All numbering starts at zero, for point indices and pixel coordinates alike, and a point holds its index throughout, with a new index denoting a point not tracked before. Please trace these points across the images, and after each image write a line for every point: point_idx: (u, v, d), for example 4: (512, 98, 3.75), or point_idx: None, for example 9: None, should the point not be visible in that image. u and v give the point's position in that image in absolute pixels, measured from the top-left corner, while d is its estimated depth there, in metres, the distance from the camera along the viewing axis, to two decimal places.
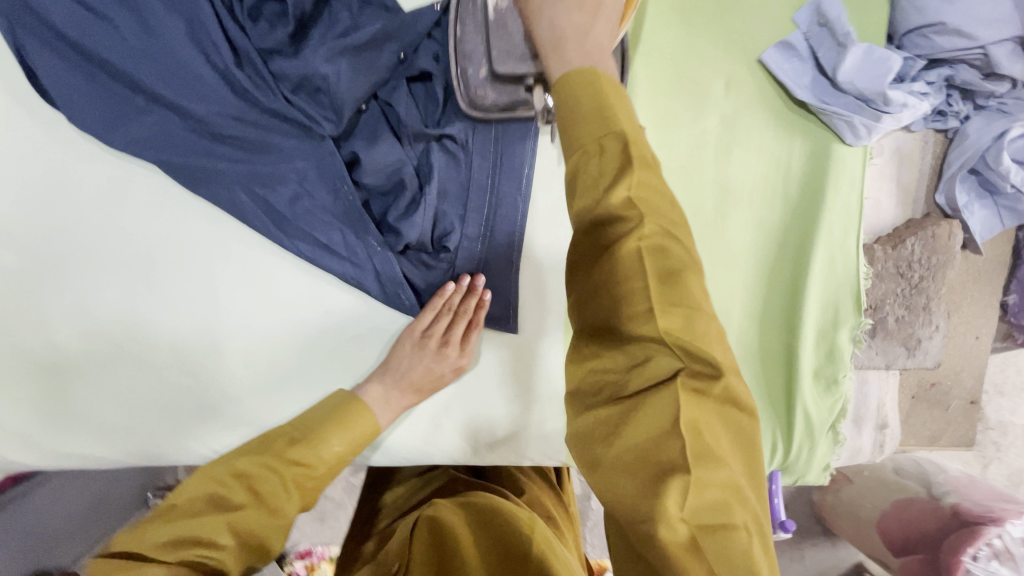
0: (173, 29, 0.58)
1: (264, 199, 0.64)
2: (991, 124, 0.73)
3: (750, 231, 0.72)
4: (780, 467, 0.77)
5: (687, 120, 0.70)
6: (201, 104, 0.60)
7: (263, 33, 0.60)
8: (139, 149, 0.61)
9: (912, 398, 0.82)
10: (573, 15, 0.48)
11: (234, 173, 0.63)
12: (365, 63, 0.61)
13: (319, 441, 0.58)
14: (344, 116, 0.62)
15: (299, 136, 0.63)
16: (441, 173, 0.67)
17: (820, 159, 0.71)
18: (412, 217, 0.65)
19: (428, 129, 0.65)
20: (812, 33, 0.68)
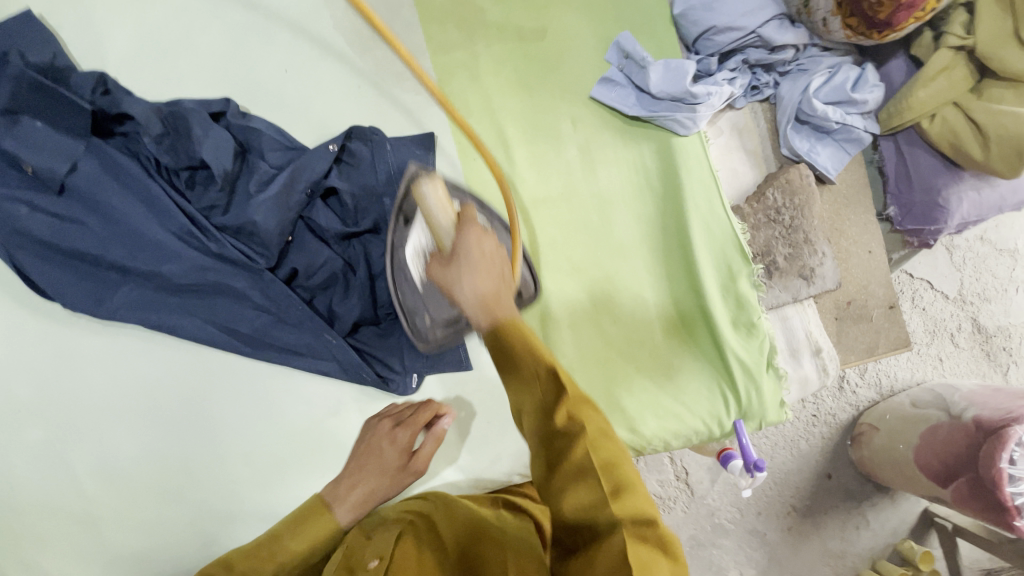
0: (129, 214, 0.73)
1: (230, 329, 0.76)
2: (797, 82, 0.87)
3: (633, 226, 0.86)
4: (739, 415, 0.85)
5: (552, 157, 0.86)
6: (162, 265, 0.74)
7: (202, 194, 0.75)
8: (122, 313, 0.74)
9: (836, 319, 0.91)
10: (480, 278, 0.50)
11: (203, 315, 0.76)
12: (283, 200, 0.75)
13: (276, 547, 0.62)
14: (273, 248, 0.75)
15: (247, 272, 0.75)
16: (369, 258, 0.80)
17: (667, 153, 0.85)
18: (352, 301, 0.78)
19: (348, 229, 0.78)
20: (623, 64, 0.84)
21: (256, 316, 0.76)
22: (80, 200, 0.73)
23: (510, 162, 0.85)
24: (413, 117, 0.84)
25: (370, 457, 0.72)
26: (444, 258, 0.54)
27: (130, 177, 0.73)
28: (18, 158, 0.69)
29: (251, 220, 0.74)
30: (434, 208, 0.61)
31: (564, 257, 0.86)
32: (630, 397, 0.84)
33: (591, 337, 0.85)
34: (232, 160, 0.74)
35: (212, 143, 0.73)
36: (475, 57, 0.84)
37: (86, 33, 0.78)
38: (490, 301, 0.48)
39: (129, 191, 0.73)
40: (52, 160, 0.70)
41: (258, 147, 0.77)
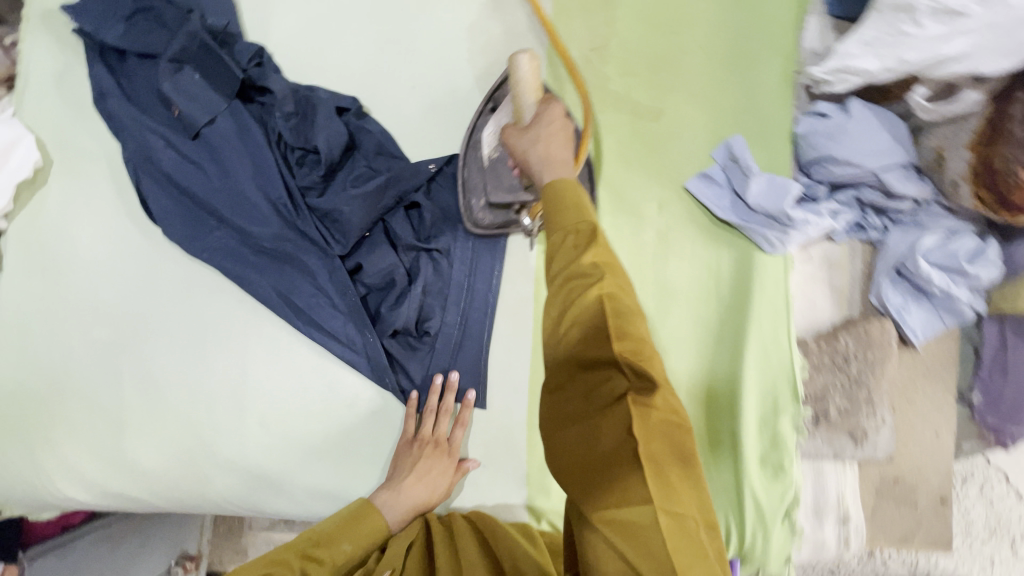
0: (239, 173, 0.81)
1: (288, 298, 0.82)
2: (907, 235, 0.82)
3: (689, 324, 0.84)
4: (738, 554, 0.80)
5: (628, 234, 0.86)
6: (251, 224, 0.81)
7: (305, 173, 0.82)
8: (206, 255, 0.82)
9: (876, 493, 0.83)
10: (551, 146, 0.65)
11: (270, 278, 0.82)
12: (370, 201, 0.80)
13: (334, 542, 0.70)
14: (349, 239, 0.81)
15: (315, 254, 0.81)
16: (426, 275, 0.83)
17: (746, 266, 0.82)
18: (400, 308, 0.81)
19: (418, 243, 0.82)
20: (727, 166, 0.83)
21: (313, 294, 0.82)
22: (207, 148, 0.82)
23: None
24: None
25: (424, 469, 0.78)
26: (524, 130, 0.68)
27: (251, 141, 0.81)
28: (174, 104, 0.80)
29: (339, 208, 0.80)
30: (523, 82, 0.70)
31: None
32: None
33: None
34: (340, 152, 0.81)
35: (330, 133, 0.80)
36: (584, 120, 0.87)
37: (260, 9, 0.88)
38: (544, 145, 0.65)
39: (247, 153, 0.81)
40: (197, 110, 0.80)
41: (365, 147, 0.83)
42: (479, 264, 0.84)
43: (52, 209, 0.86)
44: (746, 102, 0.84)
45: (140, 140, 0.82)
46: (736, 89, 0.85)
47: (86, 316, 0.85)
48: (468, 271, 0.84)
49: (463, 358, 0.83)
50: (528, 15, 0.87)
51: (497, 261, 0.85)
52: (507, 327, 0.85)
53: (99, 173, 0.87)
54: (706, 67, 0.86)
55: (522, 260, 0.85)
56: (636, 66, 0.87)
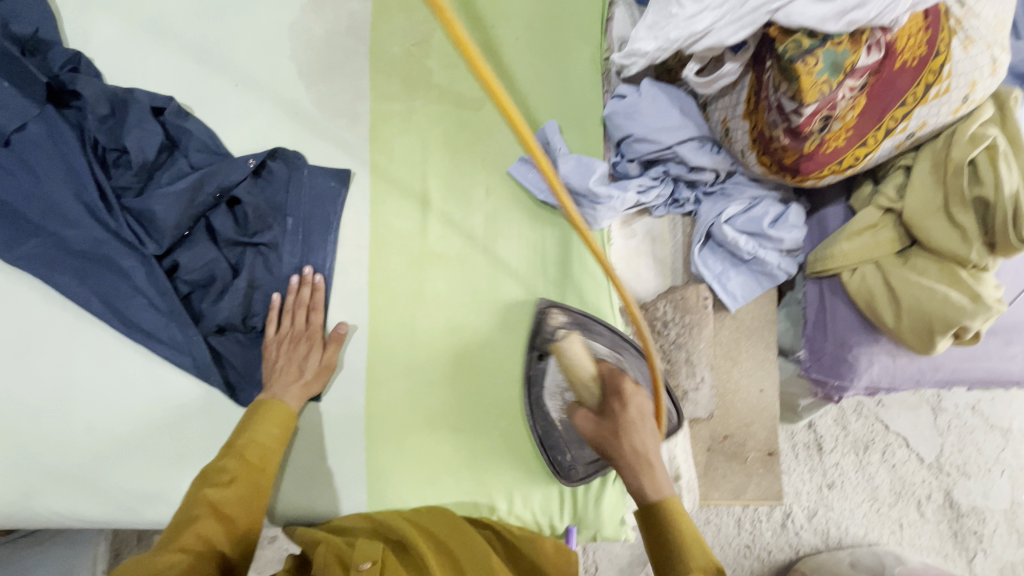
0: (53, 178, 0.80)
1: (111, 302, 0.82)
2: (716, 204, 0.87)
3: (519, 302, 0.87)
4: (573, 520, 0.82)
5: (459, 219, 0.88)
6: (67, 229, 0.80)
7: (121, 176, 0.82)
8: (23, 263, 0.80)
9: (707, 450, 0.88)
10: (652, 440, 0.65)
11: (91, 282, 0.81)
12: (185, 199, 0.80)
13: (250, 433, 0.73)
14: (164, 239, 0.80)
15: (130, 255, 0.81)
16: (253, 270, 0.84)
17: (568, 241, 0.86)
18: (221, 304, 0.82)
19: (242, 238, 0.84)
20: (544, 151, 0.87)
21: (135, 296, 0.82)
22: (15, 153, 0.80)
23: (419, 214, 0.88)
24: (338, 151, 0.88)
25: (284, 367, 0.80)
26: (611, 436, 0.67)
27: (65, 146, 0.81)
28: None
29: (152, 208, 0.80)
30: (577, 362, 0.73)
31: (444, 315, 0.87)
32: (416, 455, 0.84)
33: (448, 398, 0.85)
34: (155, 152, 0.82)
35: (144, 135, 0.81)
36: (410, 111, 0.90)
37: (81, 17, 0.88)
38: (648, 466, 0.62)
39: (57, 157, 0.81)
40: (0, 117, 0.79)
41: (184, 146, 0.84)
42: (313, 255, 0.86)
43: None
44: (559, 89, 0.89)
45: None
46: (551, 76, 0.90)
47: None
48: (299, 261, 0.85)
49: None
50: (349, 14, 0.91)
51: (330, 251, 0.86)
52: (343, 315, 0.87)
53: None
54: (522, 57, 0.91)
55: (355, 250, 0.87)
56: (457, 58, 0.91)
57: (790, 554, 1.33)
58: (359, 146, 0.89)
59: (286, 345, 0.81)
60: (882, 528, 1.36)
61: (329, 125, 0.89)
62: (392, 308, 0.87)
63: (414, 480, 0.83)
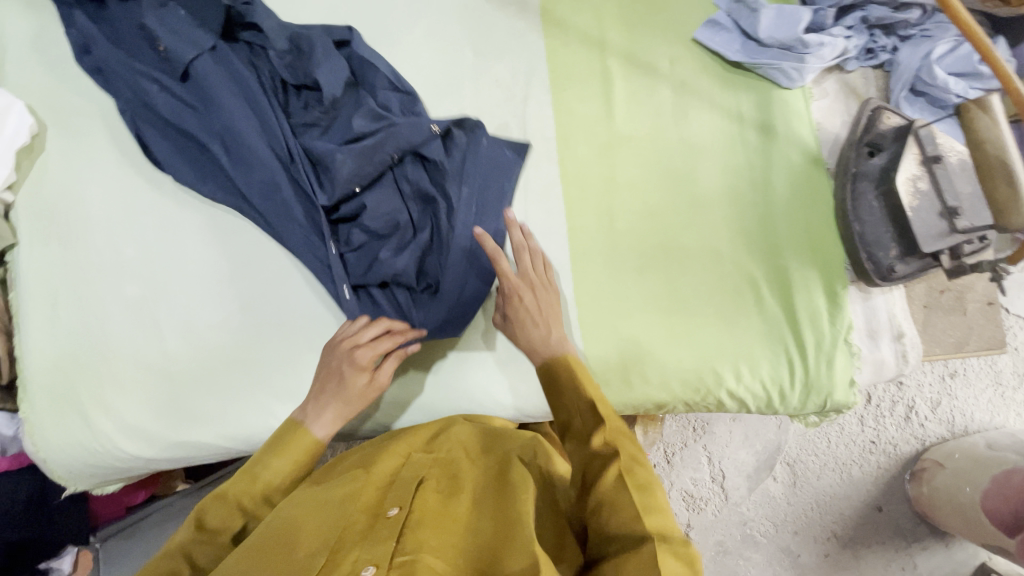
0: (233, 108, 0.77)
1: (286, 243, 0.80)
2: (919, 47, 0.82)
3: (719, 175, 0.83)
4: (804, 386, 0.81)
5: (646, 96, 0.84)
6: (246, 162, 0.78)
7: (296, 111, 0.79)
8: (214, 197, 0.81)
9: (924, 306, 0.87)
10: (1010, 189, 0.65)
11: (269, 219, 0.80)
12: (365, 147, 0.76)
13: (263, 466, 0.68)
14: (338, 188, 0.76)
15: (302, 205, 0.78)
16: (427, 228, 0.78)
17: (767, 105, 0.82)
18: (398, 257, 0.76)
19: (423, 195, 0.78)
20: (732, 9, 0.82)
21: (309, 235, 0.79)
22: (197, 86, 0.79)
23: (604, 95, 0.84)
24: (513, 40, 0.85)
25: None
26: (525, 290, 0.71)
27: (245, 82, 0.79)
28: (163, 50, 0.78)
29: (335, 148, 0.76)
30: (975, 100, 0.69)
31: (640, 200, 0.84)
32: (638, 338, 0.82)
33: (657, 282, 0.83)
34: (342, 88, 0.79)
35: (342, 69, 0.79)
36: None
37: None
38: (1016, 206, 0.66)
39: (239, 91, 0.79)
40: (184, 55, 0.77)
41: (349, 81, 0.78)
42: (492, 145, 0.81)
43: (59, 173, 0.83)
44: None
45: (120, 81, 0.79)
46: None
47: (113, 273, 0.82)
48: (476, 212, 0.78)
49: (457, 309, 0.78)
50: None
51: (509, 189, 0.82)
52: (540, 209, 0.85)
53: (97, 128, 0.84)
54: None
55: (543, 142, 0.85)
56: None
57: (917, 447, 1.23)
58: (533, 34, 0.85)
59: (348, 354, 0.71)
60: (1008, 413, 1.23)
61: (499, 17, 0.85)
62: (590, 198, 0.84)
63: (635, 362, 0.82)
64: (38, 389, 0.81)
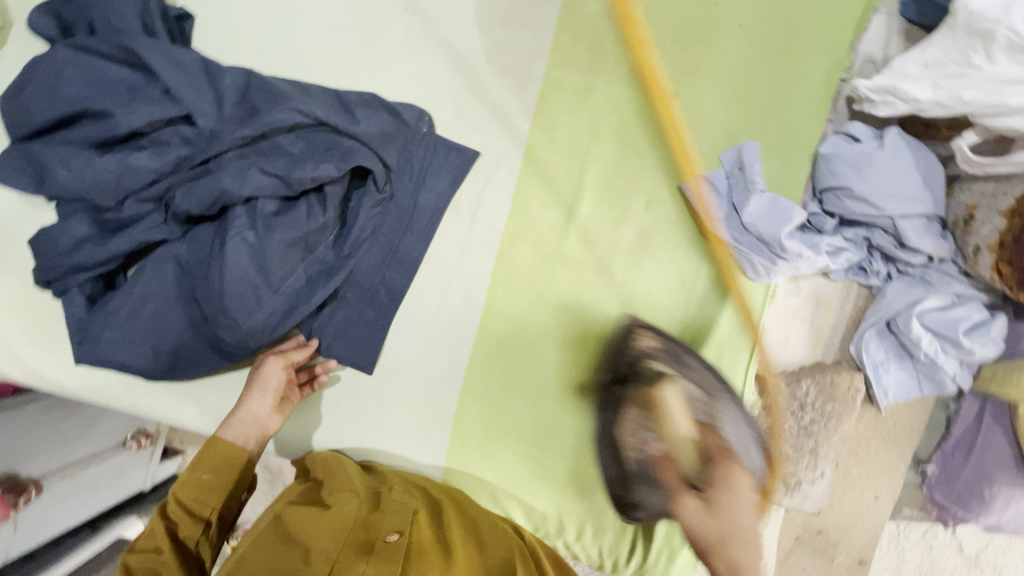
0: (111, 176, 0.71)
1: (67, 185, 0.71)
2: (909, 290, 0.75)
3: (647, 335, 0.78)
4: (637, 568, 0.78)
5: (607, 227, 0.77)
6: (75, 182, 0.71)
7: (230, 292, 0.72)
8: (41, 113, 0.71)
9: (794, 538, 0.82)
10: (698, 517, 0.69)
11: (78, 162, 0.71)
12: (151, 294, 0.75)
13: (189, 476, 0.72)
14: (128, 210, 0.74)
15: (91, 195, 0.72)
16: (87, 312, 0.75)
17: (722, 287, 0.76)
18: (106, 309, 0.74)
19: (168, 303, 0.75)
20: (733, 174, 0.74)
21: (84, 228, 0.74)
22: (179, 73, 0.72)
23: (569, 207, 0.78)
24: (498, 114, 0.77)
25: (248, 393, 0.76)
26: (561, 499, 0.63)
27: (111, 125, 0.71)
28: (74, 139, 0.72)
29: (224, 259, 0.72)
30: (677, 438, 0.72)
31: (559, 327, 0.80)
32: (501, 456, 0.81)
33: (545, 413, 0.80)
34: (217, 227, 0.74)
35: (190, 94, 0.72)
36: (591, 86, 0.76)
37: None
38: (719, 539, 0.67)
39: (10, 163, 0.74)
40: (63, 107, 0.71)
41: (236, 173, 0.71)
42: (444, 224, 0.80)
43: (5, 74, 0.78)
44: (773, 104, 0.74)
45: (21, 120, 0.72)
46: (765, 85, 0.74)
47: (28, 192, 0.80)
48: (172, 354, 0.76)
49: (85, 323, 0.75)
50: None
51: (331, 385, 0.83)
52: (460, 294, 0.81)
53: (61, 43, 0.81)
54: (739, 55, 0.74)
55: (488, 230, 0.79)
56: (661, 35, 0.76)
57: None
58: (521, 117, 0.77)
59: (265, 362, 0.77)
60: None
61: (496, 83, 0.77)
62: (512, 305, 0.80)
63: (490, 476, 0.81)
64: None
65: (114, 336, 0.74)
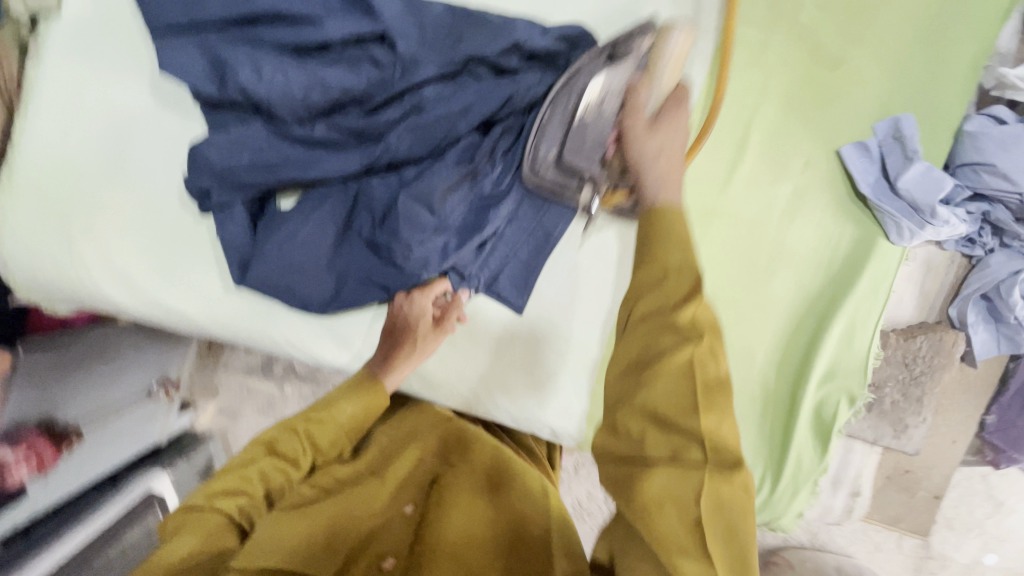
0: (292, 84, 0.65)
1: (244, 88, 0.65)
2: (1011, 260, 0.84)
3: (791, 289, 0.83)
4: (762, 502, 0.85)
5: (766, 184, 0.81)
6: (255, 85, 0.65)
7: (415, 223, 0.70)
8: (218, 5, 0.65)
9: (885, 477, 0.93)
10: (660, 162, 0.55)
11: (259, 64, 0.65)
12: (321, 219, 0.72)
13: (334, 407, 0.71)
14: (305, 125, 0.68)
15: (269, 105, 0.66)
16: (250, 233, 0.72)
17: (866, 248, 0.81)
18: (271, 229, 0.70)
19: (343, 230, 0.73)
20: (887, 142, 0.79)
21: (255, 140, 0.68)
22: None
23: (732, 161, 0.81)
24: None
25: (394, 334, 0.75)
26: (647, 126, 0.58)
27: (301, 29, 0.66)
28: (255, 38, 0.66)
29: (416, 190, 0.70)
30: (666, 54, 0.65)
31: (710, 278, 0.83)
32: None
33: None
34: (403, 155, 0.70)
35: (386, 3, 0.67)
36: (765, 45, 0.79)
37: None
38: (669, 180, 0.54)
39: (170, 55, 0.65)
40: (243, 2, 0.65)
41: (439, 102, 0.69)
42: None
43: None
44: (928, 81, 0.80)
45: (189, 9, 0.66)
46: (922, 62, 0.80)
47: (168, 95, 0.72)
48: (337, 283, 0.74)
49: (247, 243, 0.71)
50: None
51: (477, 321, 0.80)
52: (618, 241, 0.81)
53: None
54: (902, 30, 0.79)
55: None
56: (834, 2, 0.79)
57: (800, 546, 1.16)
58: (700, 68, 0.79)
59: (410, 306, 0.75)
60: None
61: None
62: None
63: None
64: (28, 185, 0.72)
65: (282, 260, 0.70)
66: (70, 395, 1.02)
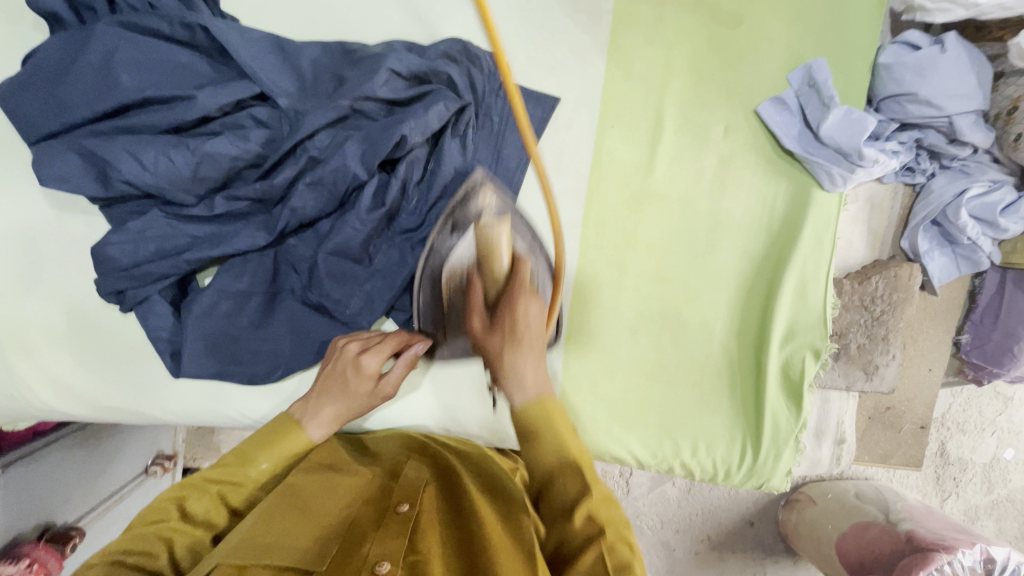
0: (183, 168, 0.65)
1: (135, 180, 0.65)
2: (954, 182, 0.82)
3: (736, 257, 0.82)
4: (748, 470, 0.84)
5: (689, 157, 0.79)
6: (145, 177, 0.64)
7: (338, 277, 0.70)
8: (87, 103, 0.64)
9: (869, 417, 0.94)
10: (532, 367, 0.60)
11: (144, 155, 0.64)
12: (242, 291, 0.71)
13: (248, 459, 0.64)
14: (209, 203, 0.68)
15: (166, 192, 0.66)
16: (177, 319, 0.71)
17: (801, 202, 0.80)
18: (193, 310, 0.70)
19: (268, 296, 0.72)
20: (803, 92, 0.78)
21: (161, 229, 0.68)
22: (246, 46, 0.66)
23: (651, 142, 0.79)
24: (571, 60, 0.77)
25: (329, 380, 0.68)
26: (513, 343, 0.62)
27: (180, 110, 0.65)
28: (134, 128, 0.65)
29: (330, 243, 0.69)
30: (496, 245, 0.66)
31: (652, 262, 0.82)
32: (610, 394, 0.84)
33: (650, 349, 0.83)
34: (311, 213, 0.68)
35: (262, 68, 0.66)
36: (659, 18, 0.77)
37: None
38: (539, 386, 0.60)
39: (54, 163, 0.65)
40: (114, 95, 0.64)
41: (332, 150, 0.67)
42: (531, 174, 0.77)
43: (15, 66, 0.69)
44: (832, 21, 0.77)
45: (57, 112, 0.64)
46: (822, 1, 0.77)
47: (70, 198, 0.72)
48: (274, 352, 0.72)
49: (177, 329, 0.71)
50: None
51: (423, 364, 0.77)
52: None
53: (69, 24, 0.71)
54: None
55: (574, 175, 0.79)
56: None
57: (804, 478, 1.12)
58: (597, 54, 0.77)
59: (351, 359, 0.67)
60: None
61: (566, 24, 0.77)
62: (605, 247, 0.81)
63: (604, 416, 0.84)
64: None
65: (214, 339, 0.70)
66: (60, 496, 0.98)
